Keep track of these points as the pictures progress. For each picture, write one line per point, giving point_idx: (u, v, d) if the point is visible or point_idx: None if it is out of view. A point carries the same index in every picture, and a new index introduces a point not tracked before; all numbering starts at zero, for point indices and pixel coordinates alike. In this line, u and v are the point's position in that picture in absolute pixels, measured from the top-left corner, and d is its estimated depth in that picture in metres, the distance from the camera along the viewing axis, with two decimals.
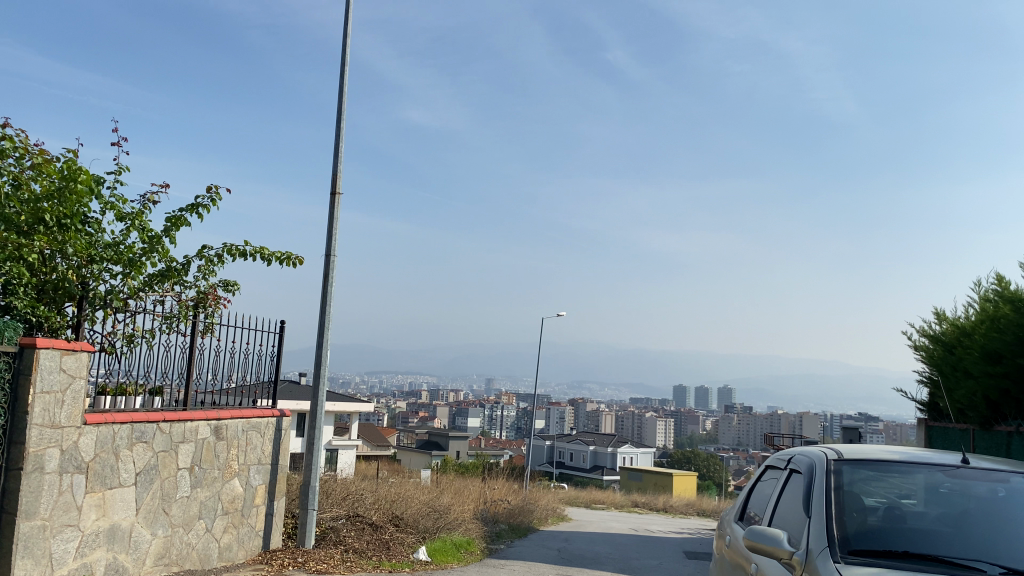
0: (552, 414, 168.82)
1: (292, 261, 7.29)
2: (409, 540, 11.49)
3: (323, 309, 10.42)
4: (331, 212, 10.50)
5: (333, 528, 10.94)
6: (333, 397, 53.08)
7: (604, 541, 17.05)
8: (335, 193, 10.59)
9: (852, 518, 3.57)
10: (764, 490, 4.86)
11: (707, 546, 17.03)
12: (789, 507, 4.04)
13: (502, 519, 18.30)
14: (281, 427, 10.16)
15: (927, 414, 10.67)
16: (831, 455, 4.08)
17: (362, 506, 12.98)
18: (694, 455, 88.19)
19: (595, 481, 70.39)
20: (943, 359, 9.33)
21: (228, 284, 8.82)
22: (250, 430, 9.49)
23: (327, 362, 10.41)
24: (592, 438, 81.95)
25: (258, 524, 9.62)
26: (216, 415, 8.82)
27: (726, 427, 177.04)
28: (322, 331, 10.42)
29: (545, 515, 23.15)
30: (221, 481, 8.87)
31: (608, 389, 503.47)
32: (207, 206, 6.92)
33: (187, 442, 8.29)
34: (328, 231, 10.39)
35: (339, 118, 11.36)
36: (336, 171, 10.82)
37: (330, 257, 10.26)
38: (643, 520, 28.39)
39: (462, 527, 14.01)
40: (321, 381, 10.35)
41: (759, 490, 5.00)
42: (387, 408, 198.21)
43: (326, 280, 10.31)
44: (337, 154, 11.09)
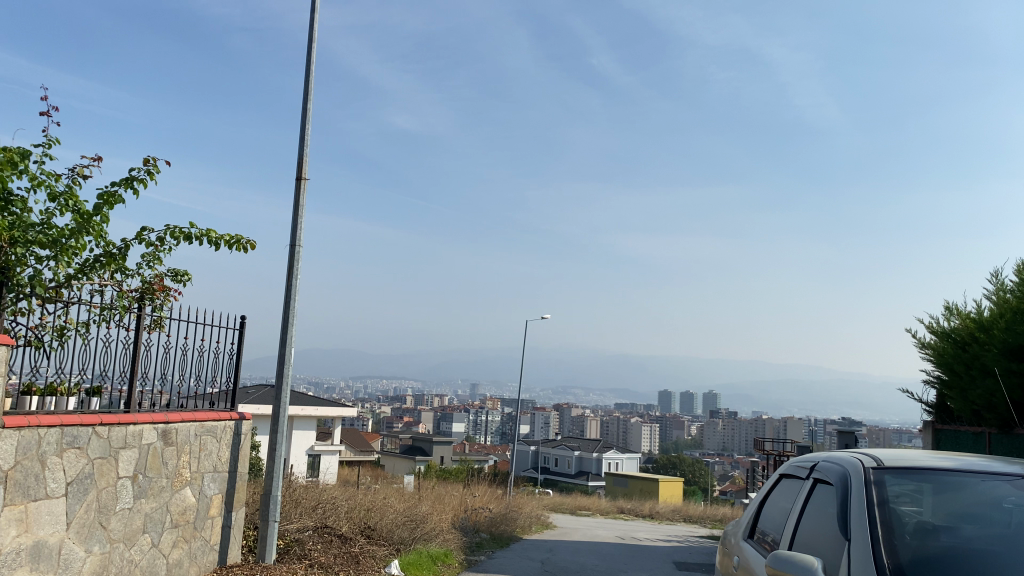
0: (536, 419, 168.06)
1: (243, 245, 6.54)
2: (380, 553, 10.68)
3: (287, 306, 9.64)
4: (296, 198, 9.73)
5: (298, 541, 10.15)
6: (315, 402, 52.09)
7: (591, 551, 16.29)
8: (301, 178, 9.82)
9: (904, 543, 2.85)
10: (782, 501, 4.15)
11: (698, 555, 16.35)
12: (819, 527, 3.30)
13: (483, 528, 17.49)
14: (240, 432, 9.38)
15: (935, 417, 9.98)
16: (868, 462, 3.35)
17: (333, 516, 12.23)
18: (680, 459, 87.44)
19: (581, 486, 69.61)
20: (954, 357, 8.68)
21: (178, 274, 8.06)
22: (204, 434, 8.69)
23: (289, 364, 9.62)
24: (577, 444, 81.16)
25: (213, 538, 8.80)
26: (165, 418, 8.01)
27: (711, 432, 176.93)
28: (285, 329, 9.64)
29: (529, 523, 22.38)
30: (170, 491, 8.06)
31: (593, 395, 503.18)
32: (142, 182, 6.15)
33: (130, 448, 7.48)
34: (294, 219, 9.63)
35: (306, 101, 10.62)
36: (302, 155, 10.06)
37: (294, 247, 9.50)
38: (629, 528, 27.65)
39: (440, 537, 13.20)
40: (283, 383, 9.56)
41: (777, 503, 4.26)
42: (372, 413, 196.97)
43: (290, 272, 9.55)
44: (303, 139, 10.32)
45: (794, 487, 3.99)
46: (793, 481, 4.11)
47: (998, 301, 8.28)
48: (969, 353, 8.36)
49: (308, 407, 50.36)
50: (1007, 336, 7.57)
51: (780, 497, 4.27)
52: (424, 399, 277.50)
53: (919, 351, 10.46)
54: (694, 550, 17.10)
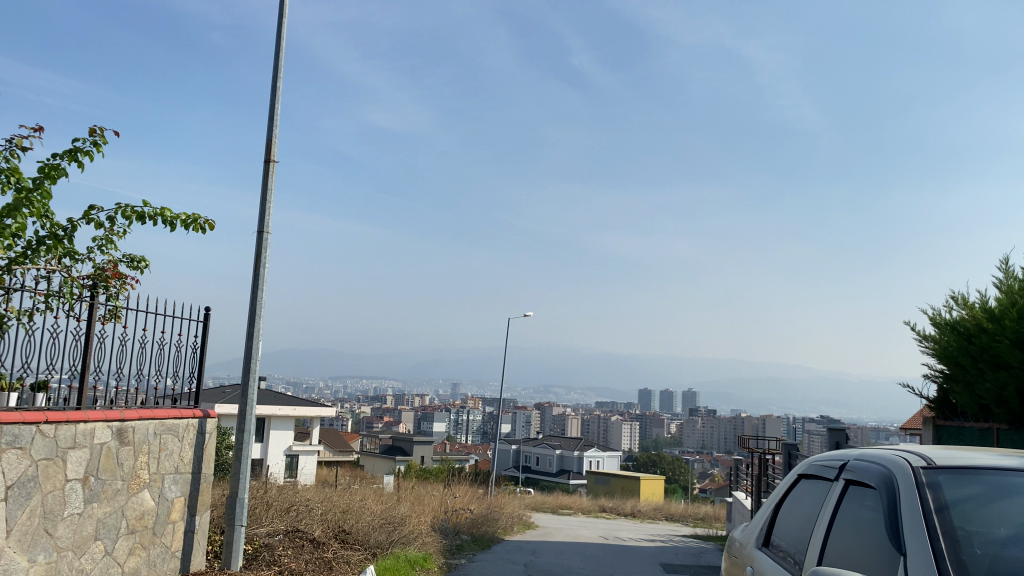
0: (516, 418, 167.41)
1: (201, 225, 5.99)
2: (355, 558, 10.13)
3: (255, 296, 9.07)
4: (264, 182, 9.20)
5: (267, 546, 9.58)
6: (293, 402, 51.32)
7: (574, 553, 15.80)
8: (270, 161, 9.27)
9: (972, 556, 2.38)
10: (807, 505, 3.68)
11: (684, 557, 15.89)
12: (862, 538, 2.82)
13: (464, 529, 16.92)
14: (204, 430, 8.78)
15: (936, 412, 9.54)
16: (917, 461, 2.87)
17: (306, 520, 11.68)
18: (660, 458, 87.16)
19: (562, 485, 69.25)
20: (959, 349, 8.28)
21: (134, 259, 7.46)
22: (164, 433, 8.09)
23: (257, 358, 9.04)
24: (558, 443, 80.74)
25: (174, 545, 8.21)
26: (120, 415, 7.41)
27: (690, 430, 177.41)
28: (253, 321, 9.06)
29: (510, 523, 21.84)
30: (126, 494, 7.47)
31: (574, 394, 503.29)
32: (88, 153, 5.53)
33: (80, 448, 6.89)
34: (263, 203, 9.10)
35: (276, 80, 10.07)
36: (273, 136, 9.51)
37: (262, 234, 9.03)
38: (611, 527, 27.20)
39: (419, 540, 12.63)
40: (251, 379, 8.98)
41: (799, 508, 3.77)
42: (353, 413, 195.73)
43: (259, 260, 9.05)
44: (272, 119, 9.77)
45: (820, 491, 3.50)
46: (819, 482, 3.61)
47: (1006, 289, 7.89)
48: (976, 345, 7.95)
49: (286, 406, 49.63)
50: (1021, 325, 7.15)
51: (802, 501, 3.78)
52: (405, 398, 276.25)
53: (919, 344, 10.02)
54: (680, 551, 16.66)
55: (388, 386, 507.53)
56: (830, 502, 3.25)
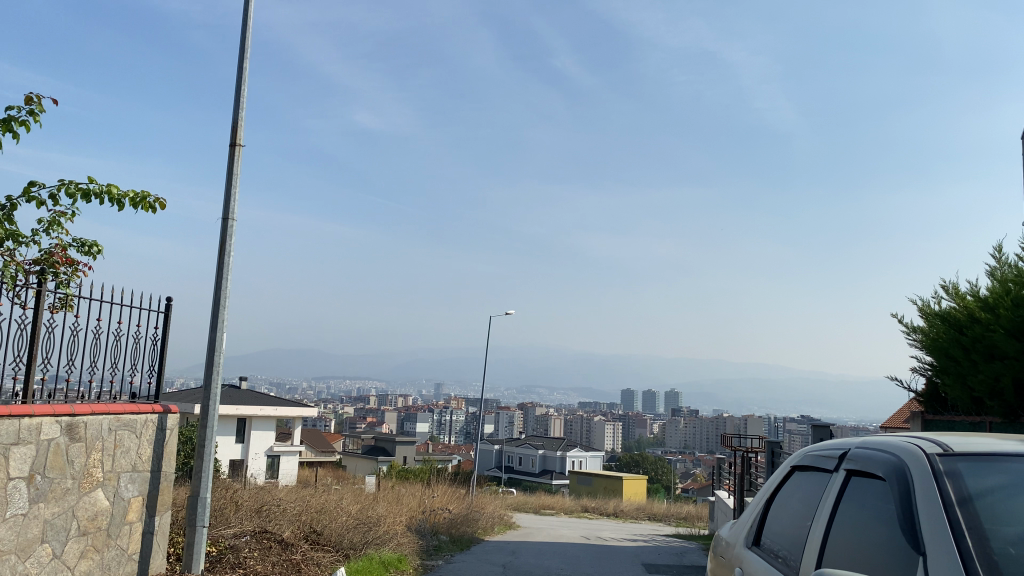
0: (499, 419, 167.07)
1: (151, 204, 5.62)
2: (325, 561, 9.71)
3: (219, 286, 8.64)
4: (229, 167, 8.79)
5: (233, 547, 9.16)
6: (274, 401, 50.72)
7: (555, 553, 15.46)
8: (235, 145, 8.84)
9: (1002, 556, 2.06)
10: (801, 500, 3.35)
11: (666, 557, 15.59)
12: (873, 538, 2.48)
13: (443, 530, 16.49)
14: (164, 427, 8.34)
15: (925, 405, 9.27)
16: (933, 447, 2.53)
17: (275, 521, 11.26)
18: (642, 458, 87.01)
19: (545, 485, 69.04)
20: (950, 339, 8.00)
21: (86, 245, 7.03)
22: (120, 429, 7.66)
23: (220, 351, 8.60)
24: (540, 443, 80.52)
25: (131, 546, 7.78)
26: (69, 410, 6.97)
27: (673, 430, 178.11)
28: (216, 313, 8.63)
29: (491, 523, 21.45)
30: (76, 494, 7.04)
31: (557, 394, 503.34)
32: (25, 122, 5.13)
33: (25, 444, 6.44)
34: (228, 190, 8.71)
35: (242, 61, 9.63)
36: (238, 119, 9.07)
37: (228, 221, 8.60)
38: (593, 527, 26.87)
39: (393, 541, 12.18)
40: (214, 373, 8.55)
41: (792, 506, 3.43)
42: (336, 414, 194.68)
43: (223, 249, 8.65)
44: (238, 102, 9.34)
45: (817, 482, 3.17)
46: (816, 474, 3.27)
47: (999, 276, 7.62)
48: (968, 334, 7.67)
49: (267, 406, 49.01)
50: (1016, 313, 6.87)
51: (795, 497, 3.45)
52: (388, 399, 275.13)
53: (908, 337, 9.75)
54: (662, 551, 16.35)
55: (371, 387, 505.64)
56: (829, 497, 2.92)
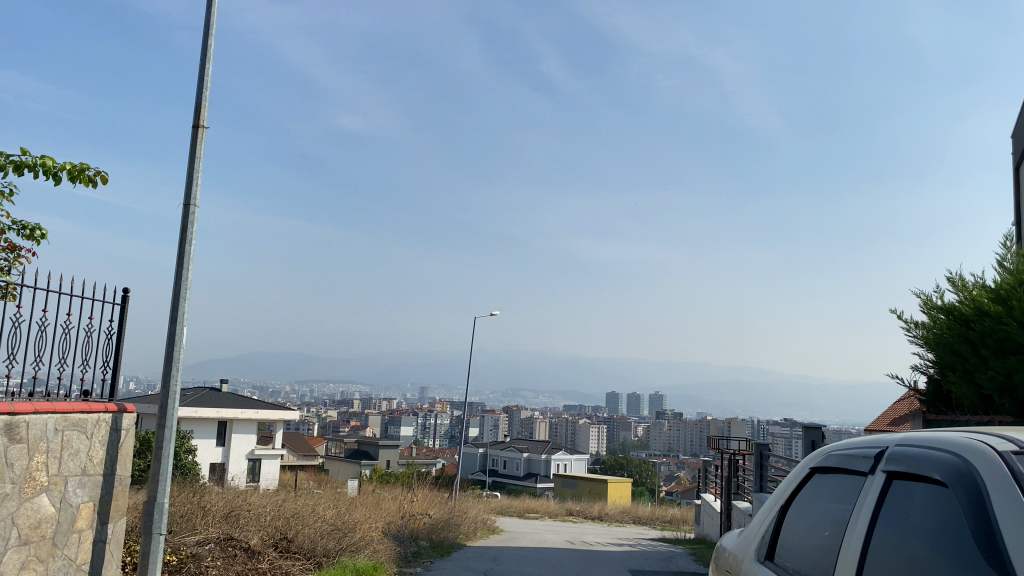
0: (484, 423, 166.52)
1: (92, 177, 5.07)
2: (295, 569, 9.15)
3: (179, 276, 8.09)
4: (191, 149, 8.24)
5: (195, 556, 8.59)
6: (255, 404, 49.92)
7: (539, 559, 14.97)
8: (198, 125, 8.27)
9: None
10: (831, 507, 2.88)
11: (653, 563, 15.10)
12: (934, 555, 2.02)
13: (423, 535, 15.90)
14: (119, 428, 7.76)
15: (928, 404, 8.84)
16: (1000, 444, 2.07)
17: (245, 527, 10.72)
18: (627, 460, 86.65)
19: (529, 489, 68.52)
20: (956, 334, 7.57)
21: (29, 228, 6.45)
22: (67, 429, 7.08)
23: (180, 346, 8.00)
24: (525, 446, 79.98)
25: (80, 556, 7.20)
26: (9, 408, 6.39)
27: (658, 434, 178.20)
28: (176, 305, 8.06)
29: (473, 528, 20.94)
30: (17, 499, 6.45)
31: (542, 397, 503.33)
32: None
33: None
34: (190, 174, 8.18)
35: (206, 40, 9.08)
36: (201, 100, 8.51)
37: (189, 207, 8.06)
38: (579, 531, 26.36)
39: (369, 548, 11.61)
40: (173, 369, 7.97)
41: (816, 519, 2.97)
42: (319, 417, 193.43)
43: (183, 238, 8.10)
44: (201, 81, 8.78)
45: (849, 489, 2.71)
46: (847, 478, 2.81)
47: (1010, 267, 7.21)
48: (977, 328, 7.24)
49: (248, 409, 48.31)
50: None
51: (820, 504, 3.00)
52: (373, 402, 273.90)
53: (908, 333, 9.34)
54: (649, 557, 15.90)
55: (355, 390, 503.42)
56: (863, 509, 2.46)
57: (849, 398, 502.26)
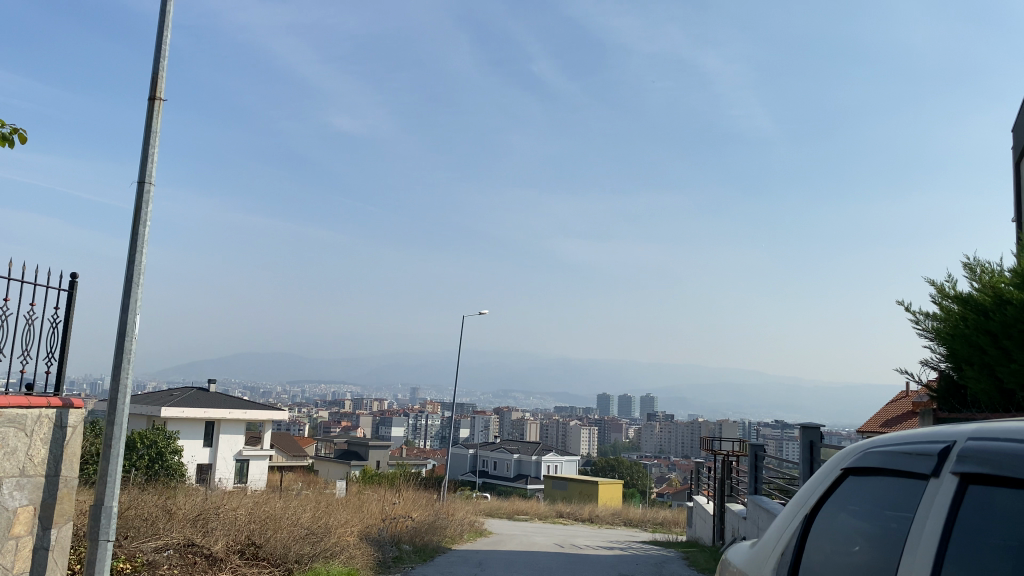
0: (475, 423, 165.73)
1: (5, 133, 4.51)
2: None
3: (131, 260, 7.49)
4: (147, 124, 7.63)
5: (152, 564, 7.97)
6: (242, 404, 49.15)
7: (525, 563, 14.40)
8: (155, 98, 7.65)
9: None
10: (875, 522, 2.28)
11: (644, 568, 14.52)
12: None
13: (405, 539, 15.29)
14: (64, 425, 7.12)
15: (939, 401, 8.27)
16: None
17: (210, 533, 10.08)
18: (618, 462, 86.08)
19: (519, 490, 67.93)
20: (974, 324, 7.05)
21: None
22: (4, 425, 6.44)
23: (132, 335, 7.38)
24: (515, 447, 79.37)
25: (17, 565, 6.56)
26: None
27: (648, 436, 177.77)
28: (128, 290, 7.44)
29: (459, 530, 20.33)
30: None
31: (533, 398, 503.31)
32: None
33: None
34: (145, 150, 7.58)
35: (165, 12, 8.44)
36: (158, 72, 7.88)
37: (144, 184, 7.48)
38: (568, 533, 25.80)
39: (345, 553, 10.99)
40: (124, 359, 7.33)
41: (857, 540, 2.36)
42: (310, 417, 192.68)
43: (137, 221, 7.50)
44: (159, 53, 8.16)
45: (906, 500, 2.11)
46: (901, 483, 2.19)
47: None
48: (997, 318, 6.72)
49: (237, 409, 47.68)
50: None
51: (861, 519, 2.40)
52: (364, 402, 273.04)
53: (918, 326, 8.80)
54: (640, 561, 15.32)
55: (346, 390, 502.48)
56: (924, 531, 1.87)
57: (840, 400, 503.32)
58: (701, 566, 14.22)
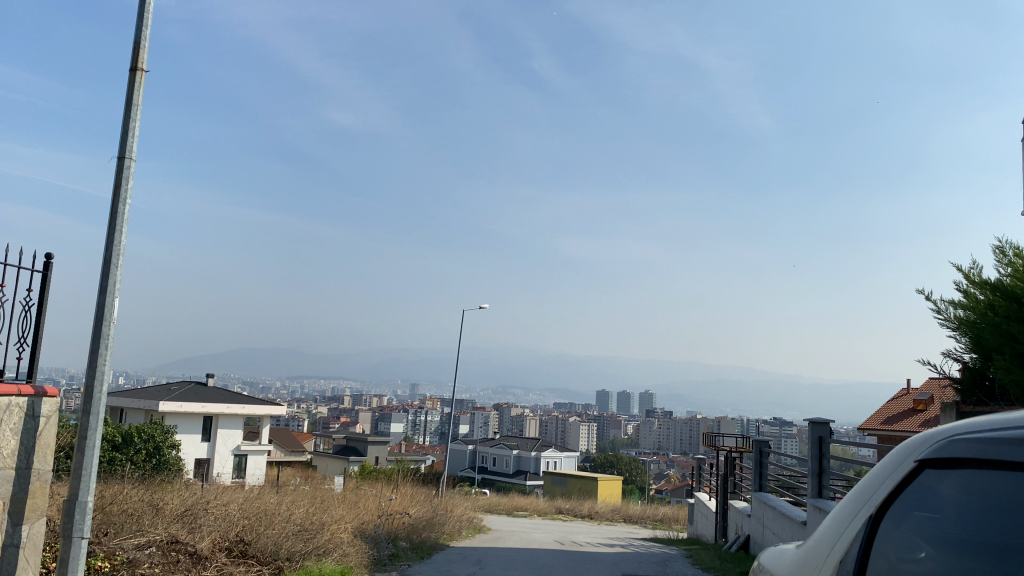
0: (474, 419, 165.39)
1: None
2: None
3: (109, 240, 7.06)
4: (127, 97, 7.19)
5: (132, 562, 7.56)
6: (240, 399, 48.75)
7: (526, 561, 13.99)
8: (136, 69, 7.22)
9: None
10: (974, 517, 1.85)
11: (646, 567, 14.09)
12: None
13: (402, 536, 14.87)
14: (37, 415, 6.69)
15: (964, 395, 7.84)
16: None
17: (198, 529, 9.68)
18: (617, 458, 85.88)
19: (518, 486, 67.65)
20: (1005, 311, 6.68)
21: None
22: None
23: (110, 319, 6.95)
24: (515, 443, 79.03)
25: None
26: None
27: (646, 432, 177.45)
28: (106, 273, 7.01)
29: (458, 527, 19.92)
30: None
31: (533, 394, 503.34)
32: None
33: None
34: (124, 126, 7.16)
35: None
36: (139, 44, 7.44)
37: (124, 160, 7.06)
38: (568, 530, 25.44)
39: (338, 551, 10.58)
40: (100, 345, 6.89)
41: (944, 553, 1.94)
42: (309, 413, 192.19)
43: (116, 200, 7.07)
44: (141, 25, 7.72)
45: None
46: (1008, 473, 1.79)
47: None
48: None
49: (235, 403, 47.28)
50: None
51: (944, 528, 1.98)
52: (364, 398, 272.53)
53: (940, 317, 8.39)
54: (644, 559, 14.90)
55: (345, 386, 502.17)
56: None
57: (839, 397, 503.17)
58: (705, 564, 13.76)
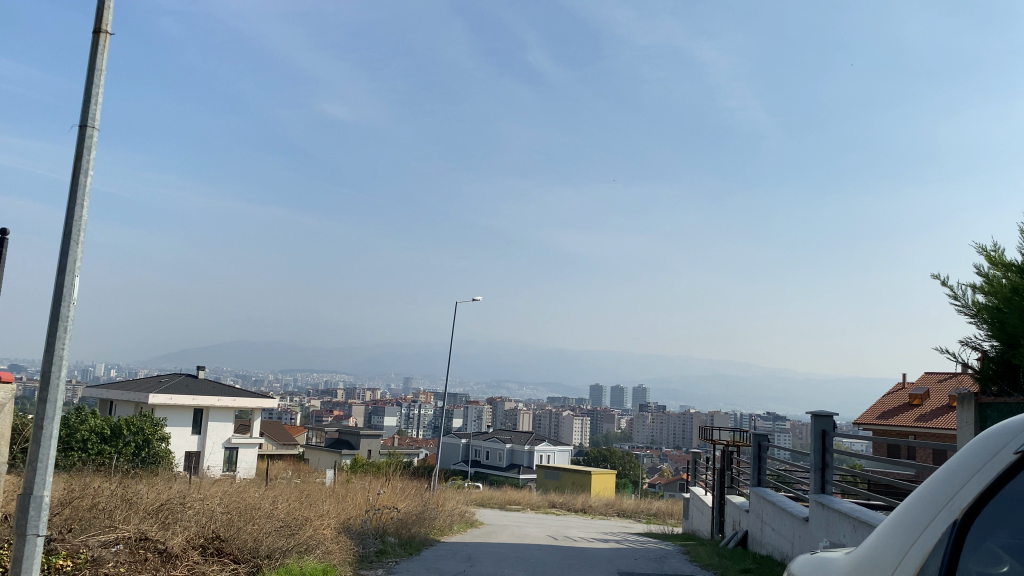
0: (467, 412, 165.14)
1: None
2: None
3: (69, 214, 6.55)
4: (90, 60, 6.67)
5: (97, 559, 7.10)
6: (230, 391, 48.17)
7: (520, 557, 13.52)
8: (100, 31, 6.69)
9: None
10: None
11: (642, 563, 13.62)
12: None
13: (390, 532, 14.39)
14: None
15: (984, 384, 7.36)
16: None
17: (174, 524, 9.20)
18: (610, 452, 85.76)
19: (511, 480, 67.37)
20: None
21: None
22: None
23: (70, 299, 6.43)
24: (508, 436, 78.71)
25: None
26: None
27: (639, 426, 177.57)
28: (66, 250, 6.49)
29: (449, 521, 19.47)
30: None
31: (526, 389, 503.34)
32: None
33: None
34: (86, 91, 6.64)
35: None
36: (104, 6, 6.91)
37: (86, 127, 6.54)
38: (562, 525, 25.03)
39: (320, 548, 10.12)
40: (59, 326, 6.37)
41: None
42: (302, 407, 191.68)
43: (75, 173, 6.56)
44: None
45: None
46: None
47: None
48: None
49: (227, 396, 46.74)
50: None
51: None
52: (357, 392, 271.67)
53: (958, 302, 7.90)
54: (640, 556, 14.43)
55: (338, 379, 501.27)
56: None
57: (832, 392, 504.46)
58: (704, 561, 13.28)
